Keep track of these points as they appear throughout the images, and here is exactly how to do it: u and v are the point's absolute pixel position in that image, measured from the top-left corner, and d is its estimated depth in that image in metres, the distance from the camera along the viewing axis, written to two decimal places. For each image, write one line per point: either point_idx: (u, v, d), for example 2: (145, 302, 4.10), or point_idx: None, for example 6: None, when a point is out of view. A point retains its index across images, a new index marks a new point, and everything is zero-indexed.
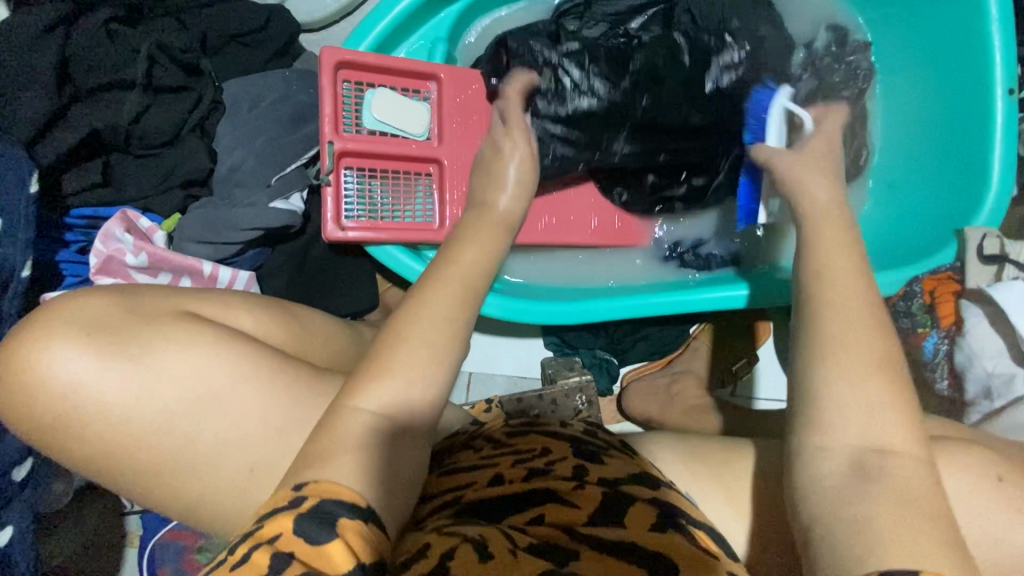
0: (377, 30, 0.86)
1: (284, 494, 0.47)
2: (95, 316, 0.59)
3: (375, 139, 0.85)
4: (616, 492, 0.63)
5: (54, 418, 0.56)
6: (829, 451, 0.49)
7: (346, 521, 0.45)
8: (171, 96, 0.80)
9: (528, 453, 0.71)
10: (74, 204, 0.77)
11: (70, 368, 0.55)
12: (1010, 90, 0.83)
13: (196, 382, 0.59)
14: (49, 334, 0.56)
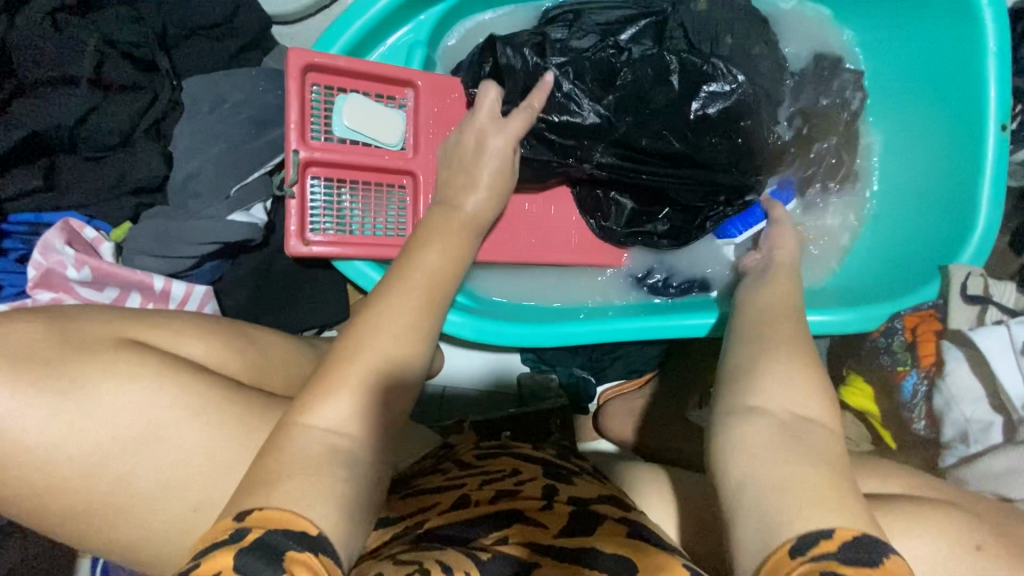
0: (351, 32, 0.82)
1: (225, 525, 0.41)
2: (27, 343, 0.55)
3: (345, 148, 0.80)
4: (584, 510, 0.60)
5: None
6: (763, 411, 0.48)
7: (297, 553, 0.39)
8: (123, 95, 0.74)
9: (496, 475, 0.68)
10: (13, 210, 0.72)
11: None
12: (1003, 125, 0.81)
13: (132, 419, 0.55)
14: None
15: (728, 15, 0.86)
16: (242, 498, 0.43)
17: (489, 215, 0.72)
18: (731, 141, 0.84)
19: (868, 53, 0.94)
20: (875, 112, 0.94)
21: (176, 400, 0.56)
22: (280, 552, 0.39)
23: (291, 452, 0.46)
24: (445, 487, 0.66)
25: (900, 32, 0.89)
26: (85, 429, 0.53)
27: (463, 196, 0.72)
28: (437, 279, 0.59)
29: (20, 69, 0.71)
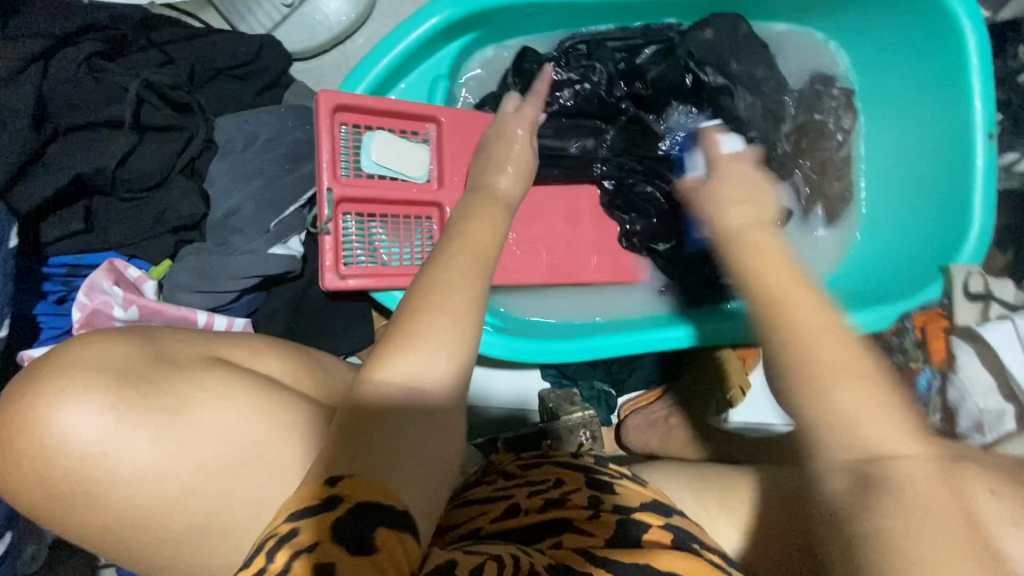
0: (377, 69, 0.84)
1: (316, 489, 0.40)
2: (120, 359, 0.46)
3: (375, 183, 0.82)
4: (629, 519, 0.61)
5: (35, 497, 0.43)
6: (823, 470, 0.41)
7: (388, 529, 0.38)
8: (159, 136, 0.77)
9: (543, 486, 0.66)
10: (53, 252, 0.72)
11: (75, 437, 0.42)
12: (989, 135, 0.87)
13: (219, 440, 0.47)
14: (58, 384, 0.43)
15: (731, 42, 0.92)
16: (336, 461, 0.42)
17: (520, 194, 0.74)
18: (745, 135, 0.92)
19: (857, 73, 1.02)
20: (868, 133, 1.02)
21: (244, 427, 0.48)
22: (373, 525, 0.38)
23: (371, 423, 0.44)
24: (491, 496, 0.65)
25: (882, 53, 0.97)
26: (187, 453, 0.46)
27: (492, 177, 0.74)
28: (483, 231, 0.61)
29: (55, 115, 0.72)
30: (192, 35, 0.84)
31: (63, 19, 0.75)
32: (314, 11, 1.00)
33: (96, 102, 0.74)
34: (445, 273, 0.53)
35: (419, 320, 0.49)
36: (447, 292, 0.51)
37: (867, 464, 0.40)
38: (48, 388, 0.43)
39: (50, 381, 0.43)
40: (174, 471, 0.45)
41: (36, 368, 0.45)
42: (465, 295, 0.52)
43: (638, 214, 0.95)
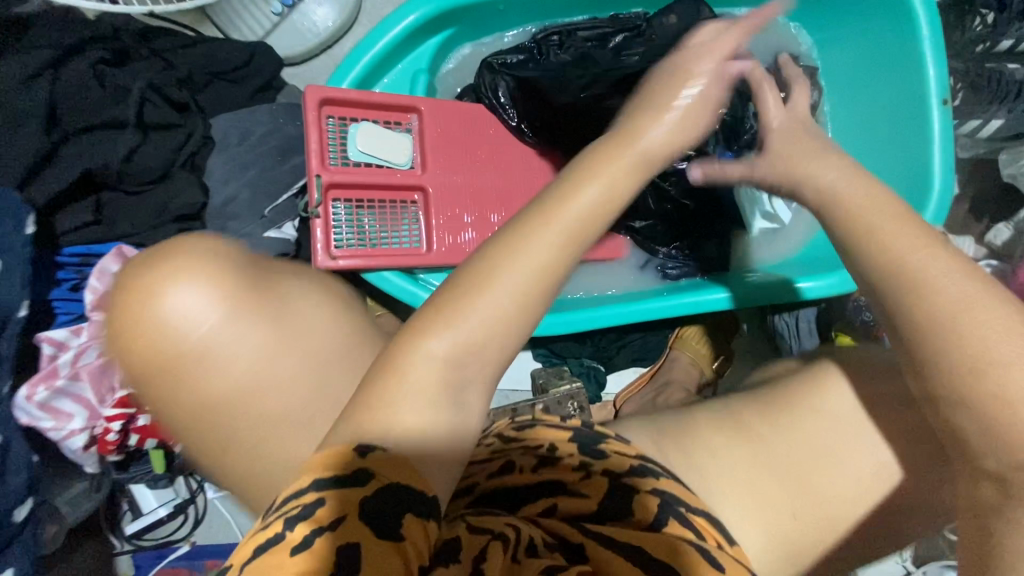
0: (360, 66, 0.91)
1: (346, 453, 0.42)
2: (225, 257, 0.59)
3: (362, 170, 0.88)
4: (620, 484, 0.57)
5: (154, 358, 0.55)
6: (985, 463, 0.49)
7: (413, 517, 0.40)
8: (161, 133, 0.83)
9: (535, 449, 0.61)
10: (66, 243, 0.78)
11: (194, 316, 0.55)
12: (943, 101, 0.91)
13: (307, 335, 0.60)
14: (183, 268, 0.56)
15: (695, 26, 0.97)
16: (364, 420, 0.45)
17: None
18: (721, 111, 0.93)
19: (819, 52, 1.06)
20: (841, 110, 1.05)
21: None
22: (399, 509, 0.40)
23: (404, 380, 0.46)
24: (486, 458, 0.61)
25: (842, 31, 1.02)
26: (290, 343, 0.59)
27: None
28: None
29: (66, 117, 0.79)
30: (189, 43, 0.91)
31: (72, 31, 0.82)
32: (303, 18, 1.08)
33: (103, 104, 0.80)
34: (523, 237, 0.50)
35: (493, 278, 0.49)
36: (526, 256, 0.49)
37: (1014, 472, 0.48)
38: (155, 277, 0.55)
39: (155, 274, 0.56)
40: (276, 366, 0.58)
41: (152, 257, 0.58)
42: (550, 258, 0.50)
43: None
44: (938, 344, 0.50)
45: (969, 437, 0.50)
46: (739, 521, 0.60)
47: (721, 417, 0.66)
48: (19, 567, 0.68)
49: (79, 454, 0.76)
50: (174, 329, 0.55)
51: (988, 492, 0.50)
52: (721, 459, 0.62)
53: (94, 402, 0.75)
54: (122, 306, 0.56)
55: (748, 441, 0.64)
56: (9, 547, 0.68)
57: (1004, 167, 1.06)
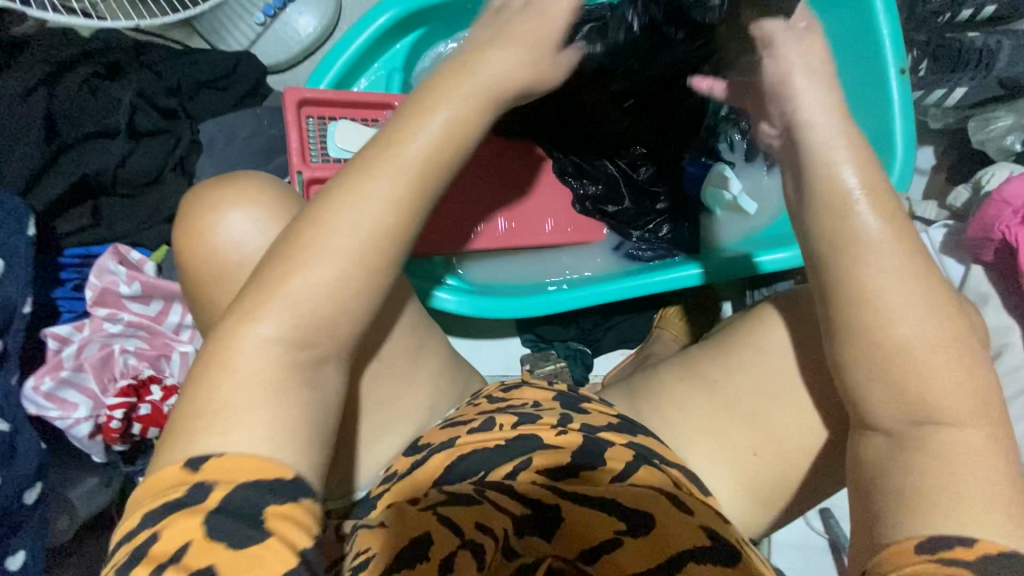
0: (339, 64, 0.97)
1: (176, 475, 0.42)
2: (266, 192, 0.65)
3: (341, 165, 0.92)
4: (594, 437, 0.65)
5: (212, 272, 0.63)
6: (873, 428, 0.54)
7: (276, 508, 0.42)
8: (152, 140, 0.88)
9: (520, 405, 0.69)
10: (67, 245, 0.83)
11: (238, 237, 0.62)
12: (902, 71, 0.93)
13: None
14: (235, 195, 0.64)
15: None
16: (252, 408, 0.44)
17: None
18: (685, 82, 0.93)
19: None
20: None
21: None
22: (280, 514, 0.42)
23: (265, 361, 0.46)
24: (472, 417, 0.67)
25: None
26: None
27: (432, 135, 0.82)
28: None
29: (63, 129, 0.84)
30: (177, 55, 0.97)
31: (65, 48, 0.88)
32: (285, 26, 1.14)
33: (96, 115, 0.86)
34: (410, 168, 0.51)
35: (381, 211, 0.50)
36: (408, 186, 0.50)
37: (912, 428, 0.52)
38: (219, 200, 0.63)
39: (221, 194, 0.63)
40: None
41: (221, 185, 0.65)
42: (416, 186, 0.51)
43: (576, 168, 1.04)
44: (854, 304, 0.53)
45: (862, 394, 0.54)
46: (702, 464, 0.69)
47: (686, 373, 0.73)
48: (31, 549, 0.73)
49: (86, 442, 0.80)
50: (223, 247, 0.62)
51: (878, 444, 0.54)
52: (682, 405, 0.71)
53: (97, 392, 0.80)
54: (186, 224, 0.64)
55: (702, 383, 0.71)
56: (21, 529, 0.72)
57: (973, 134, 1.08)
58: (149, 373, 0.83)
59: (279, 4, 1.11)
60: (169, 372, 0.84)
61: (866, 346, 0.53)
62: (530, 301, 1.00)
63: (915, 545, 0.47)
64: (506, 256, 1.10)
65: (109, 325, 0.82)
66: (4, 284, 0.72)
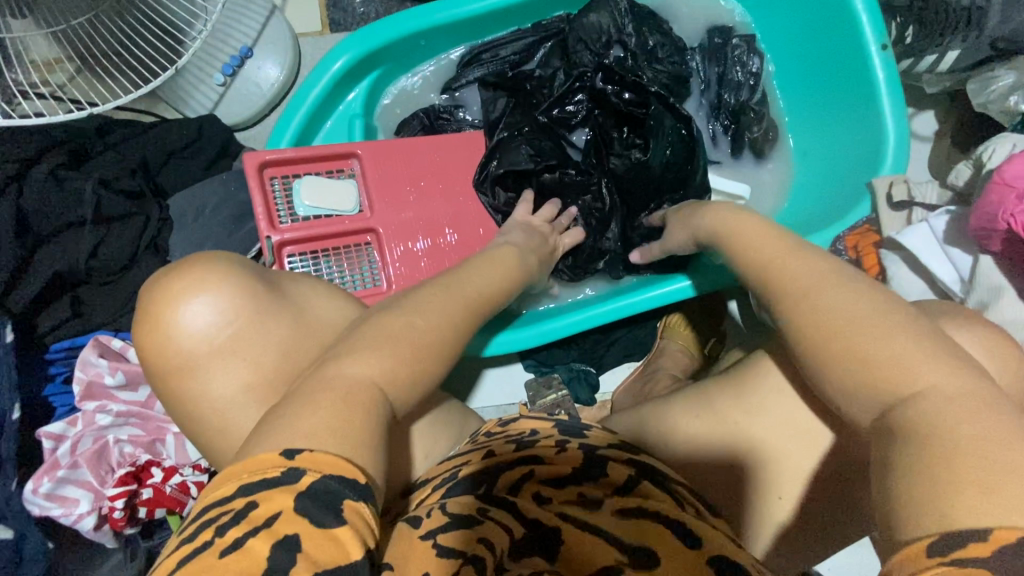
0: (298, 117, 0.96)
1: (273, 458, 0.44)
2: (218, 274, 0.69)
3: (312, 223, 0.93)
4: (595, 456, 0.63)
5: (175, 359, 0.67)
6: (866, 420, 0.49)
7: (355, 501, 0.44)
8: (121, 224, 0.88)
9: (520, 435, 0.67)
10: (52, 340, 0.84)
11: (200, 324, 0.66)
12: (884, 46, 0.88)
13: (279, 323, 0.69)
14: (193, 281, 0.67)
15: (615, 19, 1.01)
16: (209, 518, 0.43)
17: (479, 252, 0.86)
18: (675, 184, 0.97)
19: (755, 18, 1.07)
20: (788, 103, 1.05)
21: None
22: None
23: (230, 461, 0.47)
24: (472, 450, 0.66)
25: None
26: (275, 323, 0.69)
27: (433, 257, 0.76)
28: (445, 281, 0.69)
29: (35, 225, 0.84)
30: (141, 131, 0.95)
31: (28, 141, 0.87)
32: (247, 82, 1.13)
33: (65, 207, 0.86)
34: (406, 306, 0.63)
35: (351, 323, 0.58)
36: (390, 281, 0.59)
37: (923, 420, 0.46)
38: (179, 289, 0.67)
39: (180, 285, 0.67)
40: (268, 338, 0.68)
41: (177, 270, 0.69)
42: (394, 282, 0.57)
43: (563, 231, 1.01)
44: (836, 307, 0.52)
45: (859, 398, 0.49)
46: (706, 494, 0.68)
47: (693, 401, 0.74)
48: None
49: (94, 533, 0.80)
50: (190, 336, 0.66)
51: None
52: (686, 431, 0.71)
53: (97, 484, 0.80)
54: (144, 312, 0.68)
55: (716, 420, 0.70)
56: None
57: (973, 97, 1.00)
58: (147, 458, 0.83)
59: (238, 62, 1.11)
60: (166, 454, 0.85)
61: (821, 338, 0.51)
62: (554, 323, 0.95)
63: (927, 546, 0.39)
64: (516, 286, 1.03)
65: (100, 417, 0.82)
66: None
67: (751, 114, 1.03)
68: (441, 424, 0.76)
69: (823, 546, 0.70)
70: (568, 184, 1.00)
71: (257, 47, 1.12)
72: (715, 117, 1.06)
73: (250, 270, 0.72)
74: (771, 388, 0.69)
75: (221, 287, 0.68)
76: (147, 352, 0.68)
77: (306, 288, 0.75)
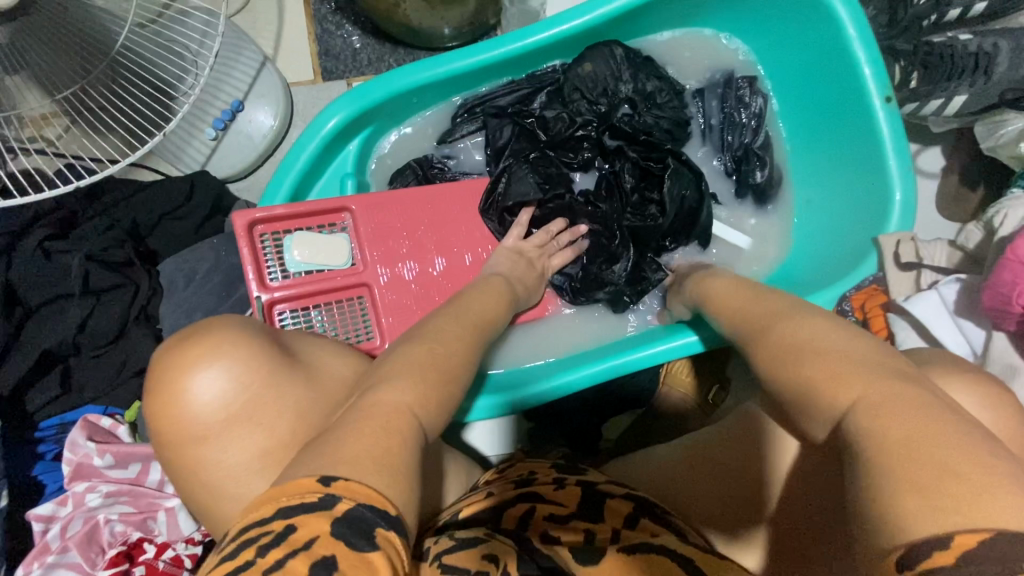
0: (290, 176, 0.94)
1: (310, 484, 0.40)
2: (233, 337, 0.67)
3: (304, 280, 0.92)
4: (592, 489, 0.65)
5: (188, 430, 0.64)
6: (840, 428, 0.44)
7: (386, 531, 0.39)
8: (110, 294, 0.87)
9: (518, 475, 0.69)
10: (42, 416, 0.83)
11: (211, 394, 0.64)
12: (887, 98, 0.86)
13: (270, 413, 0.65)
14: (207, 348, 0.65)
15: (612, 66, 0.98)
16: None
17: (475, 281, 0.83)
18: (687, 218, 0.97)
19: (755, 60, 1.04)
20: (791, 146, 1.02)
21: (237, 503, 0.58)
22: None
23: None
24: (469, 495, 0.67)
25: (772, 40, 1.00)
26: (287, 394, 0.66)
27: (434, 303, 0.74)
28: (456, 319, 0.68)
29: (27, 297, 0.85)
30: (129, 194, 0.93)
31: (16, 214, 0.86)
32: (241, 135, 1.12)
33: (53, 279, 0.85)
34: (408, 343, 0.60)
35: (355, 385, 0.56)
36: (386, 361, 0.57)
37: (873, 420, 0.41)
38: (193, 358, 0.65)
39: (194, 352, 0.65)
40: (277, 413, 0.65)
41: (189, 334, 0.68)
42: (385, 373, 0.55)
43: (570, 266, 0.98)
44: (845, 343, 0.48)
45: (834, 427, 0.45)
46: None
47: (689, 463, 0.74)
48: None
49: None
50: (204, 407, 0.63)
51: None
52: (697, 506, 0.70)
53: (87, 567, 0.78)
54: (153, 378, 0.65)
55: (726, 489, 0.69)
56: None
57: (982, 141, 0.97)
58: (138, 535, 0.81)
59: (228, 116, 1.09)
60: (158, 531, 0.82)
61: (788, 357, 0.49)
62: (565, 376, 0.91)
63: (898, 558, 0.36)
64: (522, 332, 0.99)
65: (89, 497, 0.81)
66: None
67: (755, 158, 1.01)
68: None
69: None
70: (577, 210, 0.98)
71: (249, 99, 1.11)
72: (718, 159, 1.03)
73: (263, 333, 0.70)
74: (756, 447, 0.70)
75: (233, 355, 0.65)
76: (154, 420, 0.64)
77: (306, 354, 0.73)
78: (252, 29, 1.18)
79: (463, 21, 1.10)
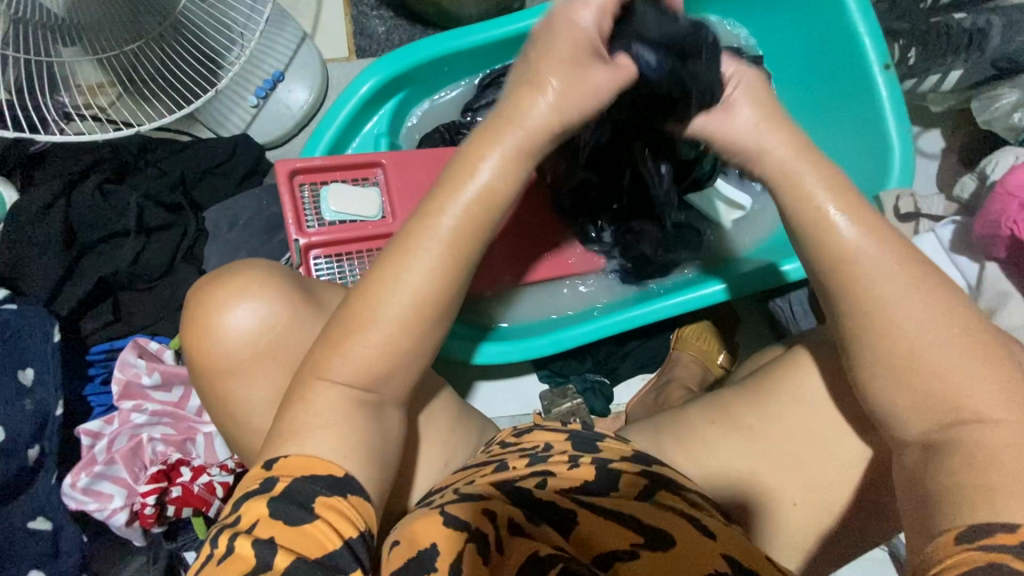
0: (328, 133, 1.02)
1: (257, 473, 0.53)
2: (260, 279, 0.67)
3: (338, 228, 0.97)
4: (608, 469, 0.62)
5: (218, 363, 0.66)
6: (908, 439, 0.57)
7: (326, 500, 0.51)
8: (161, 234, 0.94)
9: (534, 449, 0.66)
10: (92, 342, 0.90)
11: (241, 327, 0.66)
12: (886, 67, 0.93)
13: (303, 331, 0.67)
14: (237, 286, 0.66)
15: None
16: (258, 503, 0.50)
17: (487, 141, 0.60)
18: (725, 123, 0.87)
19: (760, 41, 1.11)
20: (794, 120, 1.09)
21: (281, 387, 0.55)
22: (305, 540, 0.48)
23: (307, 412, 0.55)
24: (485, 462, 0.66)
25: (777, 19, 1.07)
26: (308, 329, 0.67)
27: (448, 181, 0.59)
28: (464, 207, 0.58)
29: (83, 234, 0.90)
30: (177, 148, 0.99)
31: (76, 158, 0.93)
32: (279, 104, 1.20)
33: (109, 217, 0.92)
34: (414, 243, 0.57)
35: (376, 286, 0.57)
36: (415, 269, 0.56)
37: (950, 431, 0.54)
38: (224, 295, 0.66)
39: (224, 289, 0.67)
40: (299, 345, 0.67)
41: (221, 274, 0.69)
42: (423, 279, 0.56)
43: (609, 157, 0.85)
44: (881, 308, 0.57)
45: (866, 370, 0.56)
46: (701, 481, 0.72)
47: (713, 400, 0.76)
48: None
49: (124, 530, 0.83)
50: (234, 339, 0.66)
51: (918, 459, 0.56)
52: (714, 449, 0.72)
53: (130, 481, 0.84)
54: (188, 311, 0.68)
55: (737, 428, 0.73)
56: None
57: (978, 114, 1.05)
58: (177, 457, 0.86)
59: (270, 85, 1.18)
60: (196, 453, 0.88)
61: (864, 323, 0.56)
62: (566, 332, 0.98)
63: (958, 535, 0.49)
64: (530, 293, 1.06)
65: (135, 416, 0.87)
66: (36, 391, 0.79)
67: None
68: (463, 426, 0.79)
69: (846, 546, 0.72)
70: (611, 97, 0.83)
71: (289, 71, 1.19)
72: None
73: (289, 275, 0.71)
74: (792, 396, 0.72)
75: (262, 293, 0.67)
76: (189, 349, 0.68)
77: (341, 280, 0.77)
78: (291, 9, 1.27)
79: (490, 3, 1.19)
